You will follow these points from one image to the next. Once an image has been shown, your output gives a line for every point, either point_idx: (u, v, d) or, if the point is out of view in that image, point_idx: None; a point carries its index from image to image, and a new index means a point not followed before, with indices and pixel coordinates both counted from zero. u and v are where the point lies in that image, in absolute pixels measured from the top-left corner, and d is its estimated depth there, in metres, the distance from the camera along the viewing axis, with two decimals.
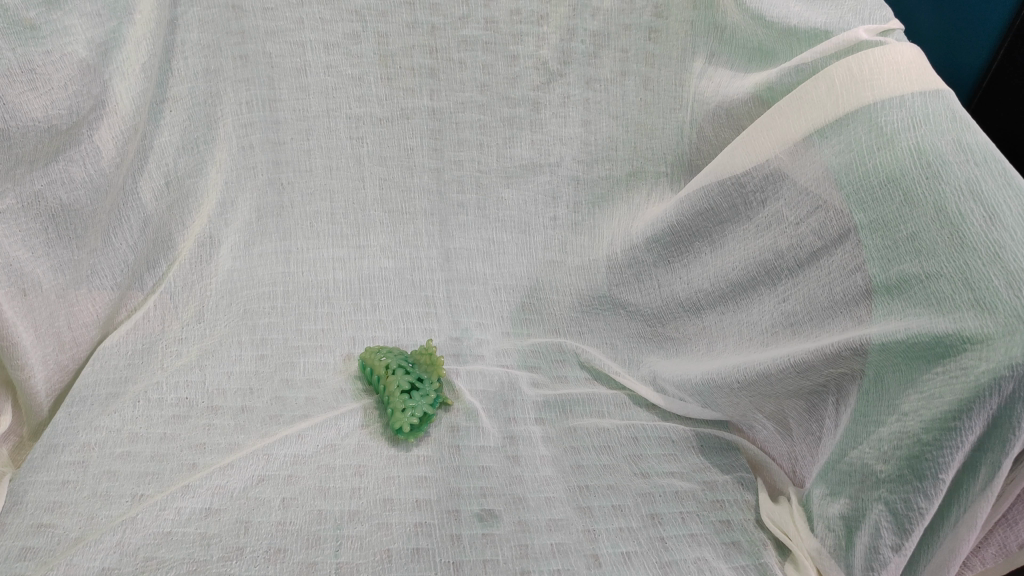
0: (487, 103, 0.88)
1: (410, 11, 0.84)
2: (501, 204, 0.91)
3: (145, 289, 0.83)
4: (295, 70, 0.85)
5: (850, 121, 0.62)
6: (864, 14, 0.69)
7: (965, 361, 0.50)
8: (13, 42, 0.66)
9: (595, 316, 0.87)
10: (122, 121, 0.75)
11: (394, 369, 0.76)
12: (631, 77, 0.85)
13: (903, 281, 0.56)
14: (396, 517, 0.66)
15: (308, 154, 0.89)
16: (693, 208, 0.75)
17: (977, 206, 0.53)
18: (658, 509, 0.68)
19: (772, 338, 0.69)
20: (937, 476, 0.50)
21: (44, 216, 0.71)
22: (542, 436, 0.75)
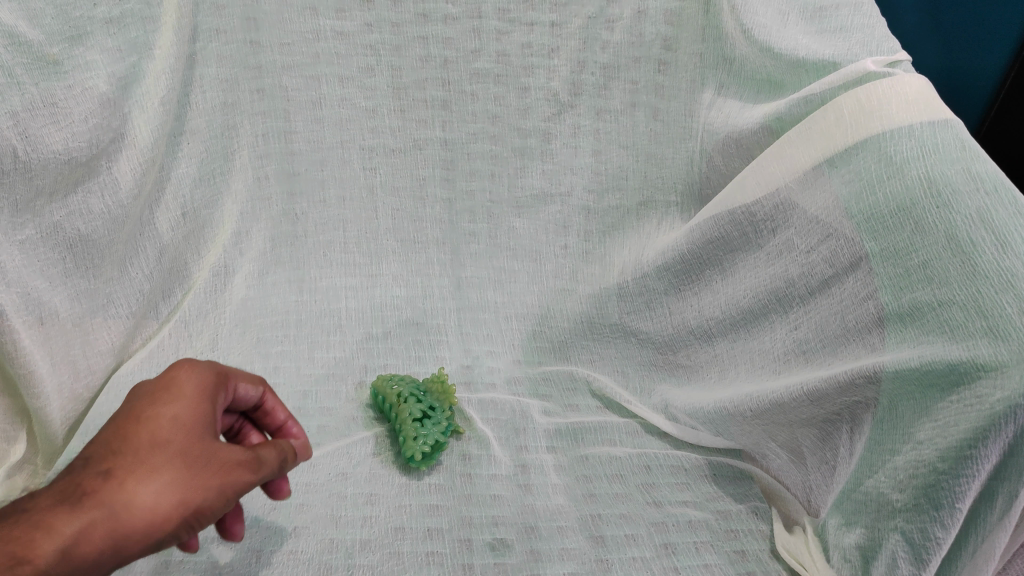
0: (499, 134, 0.89)
1: (424, 45, 0.85)
2: (512, 233, 0.92)
3: (160, 318, 0.83)
4: (310, 102, 0.87)
5: (859, 151, 0.63)
6: (872, 46, 0.71)
7: (980, 389, 0.49)
8: (37, 77, 0.69)
9: (605, 344, 0.87)
10: (141, 153, 0.76)
11: (399, 407, 0.75)
12: (641, 108, 0.86)
13: (916, 309, 0.56)
14: (407, 546, 0.65)
15: (322, 184, 0.90)
16: (704, 237, 0.75)
17: (989, 234, 0.53)
18: (672, 538, 0.67)
19: (784, 365, 0.69)
20: (954, 505, 0.50)
21: (62, 246, 0.72)
22: (554, 464, 0.75)
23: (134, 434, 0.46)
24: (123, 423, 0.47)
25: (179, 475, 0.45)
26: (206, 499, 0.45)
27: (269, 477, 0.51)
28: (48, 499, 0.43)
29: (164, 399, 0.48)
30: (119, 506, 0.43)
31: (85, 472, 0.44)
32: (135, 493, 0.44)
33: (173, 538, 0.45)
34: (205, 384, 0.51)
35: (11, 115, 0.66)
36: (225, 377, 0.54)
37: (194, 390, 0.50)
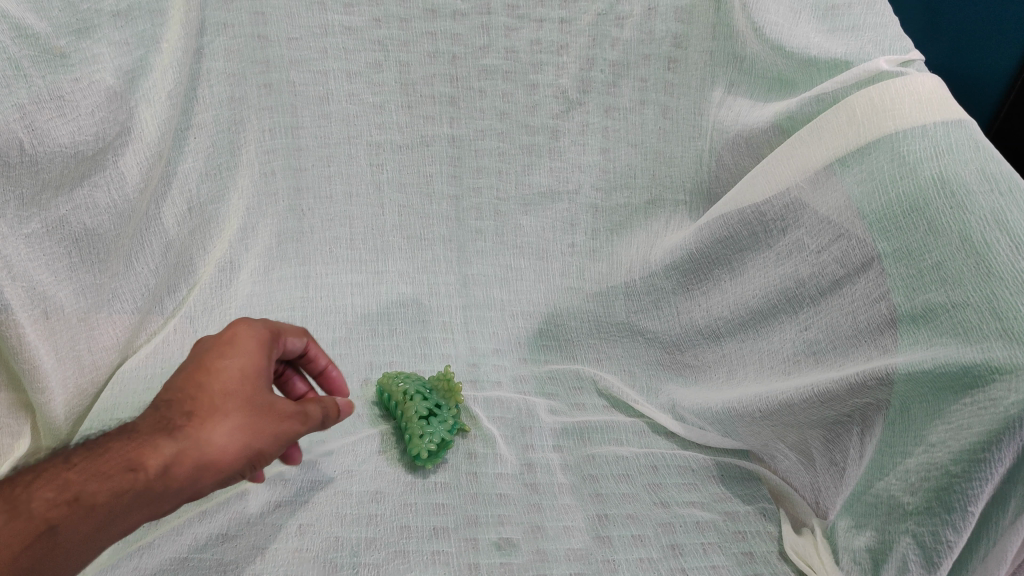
0: (507, 131, 0.89)
1: (432, 41, 0.85)
2: (519, 230, 0.92)
3: (165, 313, 0.83)
4: (317, 98, 0.86)
5: (871, 150, 0.62)
6: (885, 45, 0.70)
7: (994, 392, 0.49)
8: (44, 70, 0.68)
9: (611, 343, 0.87)
10: (147, 148, 0.76)
11: (404, 406, 0.75)
12: (650, 106, 0.86)
13: (929, 310, 0.56)
14: (413, 544, 0.65)
15: (328, 180, 0.90)
16: (713, 236, 0.75)
17: (1004, 236, 0.52)
18: (679, 539, 0.67)
19: (793, 366, 0.69)
20: (966, 509, 0.49)
21: (67, 240, 0.72)
22: (561, 463, 0.75)
23: (209, 377, 0.51)
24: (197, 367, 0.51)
25: (248, 417, 0.50)
26: (264, 444, 0.50)
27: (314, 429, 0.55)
28: (144, 426, 0.49)
29: (232, 349, 0.53)
30: (197, 442, 0.48)
31: (170, 408, 0.50)
32: (209, 432, 0.48)
33: (235, 476, 0.50)
34: (261, 337, 0.55)
35: (19, 108, 0.66)
36: (276, 332, 0.58)
37: (252, 343, 0.54)
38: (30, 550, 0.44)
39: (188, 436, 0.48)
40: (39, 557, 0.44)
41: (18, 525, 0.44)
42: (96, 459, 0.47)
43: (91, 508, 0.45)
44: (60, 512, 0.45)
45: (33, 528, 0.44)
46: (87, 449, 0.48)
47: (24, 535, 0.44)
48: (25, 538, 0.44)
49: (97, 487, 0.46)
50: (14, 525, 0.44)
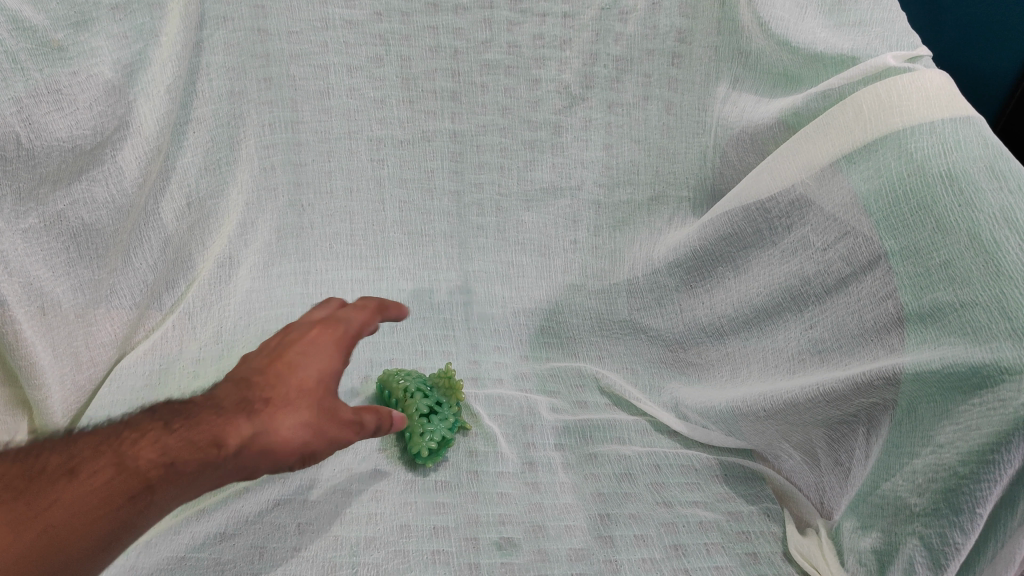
0: (509, 126, 0.88)
1: (433, 35, 0.84)
2: (521, 227, 0.91)
3: (164, 309, 0.83)
4: (318, 92, 0.85)
5: (879, 147, 0.61)
6: (892, 40, 0.69)
7: (1003, 393, 0.48)
8: (41, 63, 0.68)
9: (614, 340, 0.87)
10: (146, 142, 0.75)
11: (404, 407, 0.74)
12: (653, 101, 0.85)
13: (937, 309, 0.55)
14: (413, 544, 0.64)
15: (328, 175, 0.89)
16: (717, 234, 0.75)
17: (1013, 234, 0.52)
18: (681, 539, 0.66)
19: (799, 365, 0.68)
20: (974, 510, 0.49)
21: (65, 236, 0.71)
22: (563, 462, 0.74)
23: (290, 371, 0.55)
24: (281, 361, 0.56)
25: (315, 416, 0.53)
26: (323, 443, 0.52)
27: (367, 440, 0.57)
28: (228, 404, 0.53)
29: (314, 347, 0.57)
30: (268, 429, 0.51)
31: (255, 393, 0.53)
32: (280, 422, 0.51)
33: (287, 468, 0.52)
34: (342, 341, 0.59)
35: (15, 101, 0.65)
36: (356, 331, 0.61)
37: (335, 345, 0.58)
38: (126, 504, 0.46)
39: (265, 421, 0.51)
40: (129, 514, 0.46)
41: (120, 478, 0.47)
42: (190, 427, 0.50)
43: (181, 472, 0.48)
44: (155, 471, 0.48)
45: (133, 483, 0.47)
46: (181, 418, 0.52)
47: (124, 488, 0.46)
48: (124, 492, 0.46)
49: (188, 452, 0.49)
50: (117, 478, 0.47)
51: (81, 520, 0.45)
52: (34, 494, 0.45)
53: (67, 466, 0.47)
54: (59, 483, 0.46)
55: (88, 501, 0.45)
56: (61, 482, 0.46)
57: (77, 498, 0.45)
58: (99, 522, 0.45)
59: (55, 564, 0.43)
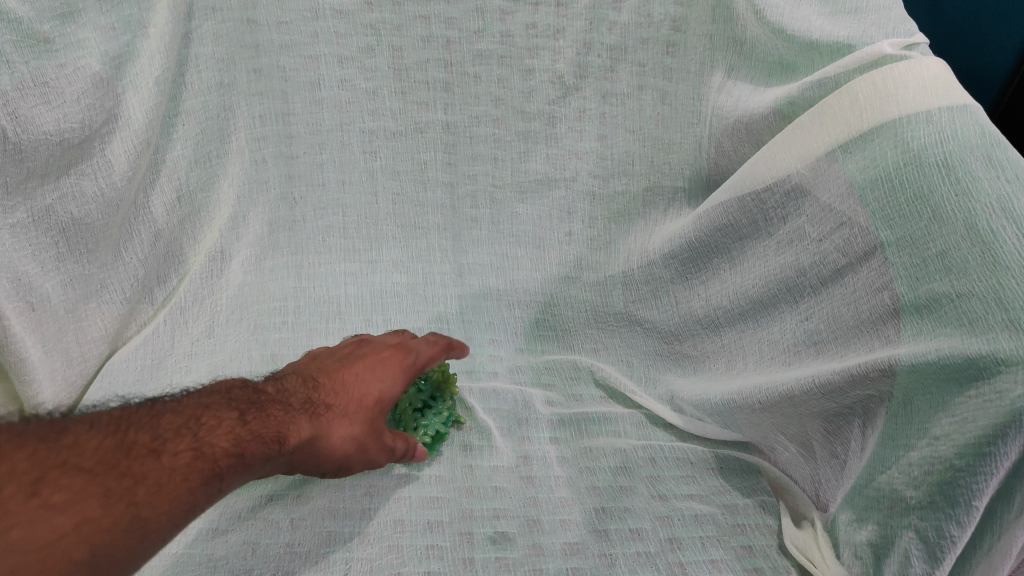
0: (502, 117, 0.87)
1: (425, 25, 0.83)
2: (515, 218, 0.90)
3: (155, 303, 0.82)
4: (309, 83, 0.85)
5: (874, 136, 0.61)
6: (888, 28, 0.68)
7: (1000, 384, 0.48)
8: (28, 56, 0.67)
9: (609, 333, 0.87)
10: (135, 135, 0.74)
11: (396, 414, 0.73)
12: (648, 91, 0.84)
13: (933, 300, 0.54)
14: (407, 539, 0.64)
15: (321, 168, 0.88)
16: (712, 225, 0.74)
17: (1010, 224, 0.51)
18: (677, 532, 0.66)
19: (794, 357, 0.68)
20: (970, 503, 0.48)
21: (54, 231, 0.71)
22: (557, 456, 0.74)
23: (350, 385, 0.62)
24: (346, 373, 0.64)
25: (365, 434, 0.61)
26: (359, 458, 0.61)
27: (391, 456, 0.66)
28: (296, 402, 0.58)
29: (383, 369, 0.65)
30: (326, 435, 0.58)
31: (317, 396, 0.60)
32: (336, 432, 0.59)
33: (319, 471, 0.60)
34: (406, 370, 0.67)
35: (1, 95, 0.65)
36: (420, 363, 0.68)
37: (398, 371, 0.66)
38: (200, 488, 0.47)
39: (323, 427, 0.58)
40: (200, 498, 0.47)
41: (196, 462, 0.48)
42: (261, 419, 0.53)
43: (248, 463, 0.50)
44: (226, 460, 0.49)
45: (208, 468, 0.48)
46: (253, 408, 0.54)
47: (200, 472, 0.48)
48: (200, 475, 0.48)
49: (257, 443, 0.51)
50: (194, 462, 0.48)
51: (161, 500, 0.45)
52: (123, 470, 0.46)
53: (151, 445, 0.48)
54: (144, 462, 0.47)
55: (168, 483, 0.46)
56: (145, 461, 0.47)
57: (163, 476, 0.46)
58: (174, 505, 0.46)
59: (133, 542, 0.44)
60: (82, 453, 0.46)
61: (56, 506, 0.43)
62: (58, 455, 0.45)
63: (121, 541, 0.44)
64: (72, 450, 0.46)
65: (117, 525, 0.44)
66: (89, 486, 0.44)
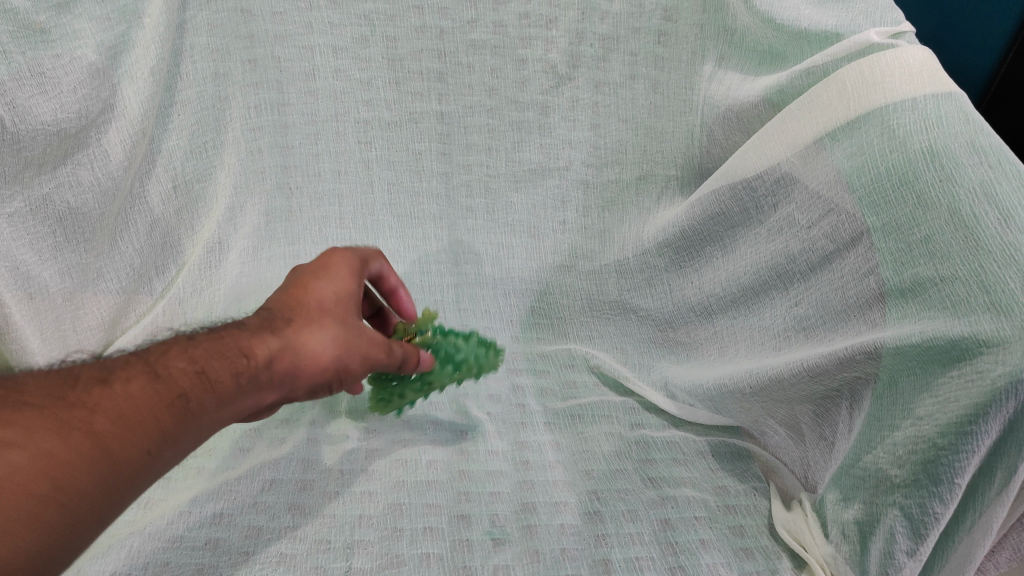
0: (496, 107, 0.88)
1: (418, 15, 0.83)
2: (510, 207, 0.91)
3: (154, 293, 0.82)
4: (303, 74, 0.85)
5: (861, 124, 0.62)
6: (875, 17, 0.68)
7: (981, 364, 0.49)
8: (24, 46, 0.69)
9: (605, 321, 0.88)
10: (131, 125, 0.75)
11: (372, 379, 0.66)
12: (640, 80, 0.85)
13: (917, 284, 0.56)
14: (405, 521, 0.65)
15: (316, 158, 0.89)
16: (705, 213, 0.76)
17: (992, 208, 0.52)
18: (669, 515, 0.67)
19: (784, 342, 0.69)
20: (952, 481, 0.50)
21: (51, 219, 0.73)
22: (552, 442, 0.75)
23: (305, 291, 0.53)
24: (298, 279, 0.55)
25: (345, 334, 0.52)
26: (350, 360, 0.53)
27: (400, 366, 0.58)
28: (252, 323, 0.51)
29: (332, 267, 0.56)
30: (298, 345, 0.50)
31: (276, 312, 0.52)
32: (308, 340, 0.50)
33: (321, 385, 0.52)
34: (354, 265, 0.58)
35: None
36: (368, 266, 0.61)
37: (343, 265, 0.57)
38: (166, 411, 0.44)
39: (292, 338, 0.50)
40: (170, 424, 0.45)
41: (154, 386, 0.45)
42: (218, 342, 0.48)
43: (216, 384, 0.47)
44: (187, 383, 0.46)
45: (170, 392, 0.45)
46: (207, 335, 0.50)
47: (163, 396, 0.45)
48: (164, 399, 0.45)
49: (220, 367, 0.47)
50: (152, 387, 0.45)
51: (122, 430, 0.43)
52: (75, 401, 0.43)
53: (102, 377, 0.45)
54: (99, 392, 0.44)
55: (128, 411, 0.44)
56: (100, 391, 0.44)
57: (120, 403, 0.44)
58: (143, 432, 0.44)
59: (102, 473, 0.42)
60: (30, 392, 0.44)
61: (9, 442, 0.40)
62: (7, 399, 0.43)
63: (92, 473, 0.42)
64: (20, 392, 0.44)
65: (83, 457, 0.41)
66: (43, 420, 0.42)
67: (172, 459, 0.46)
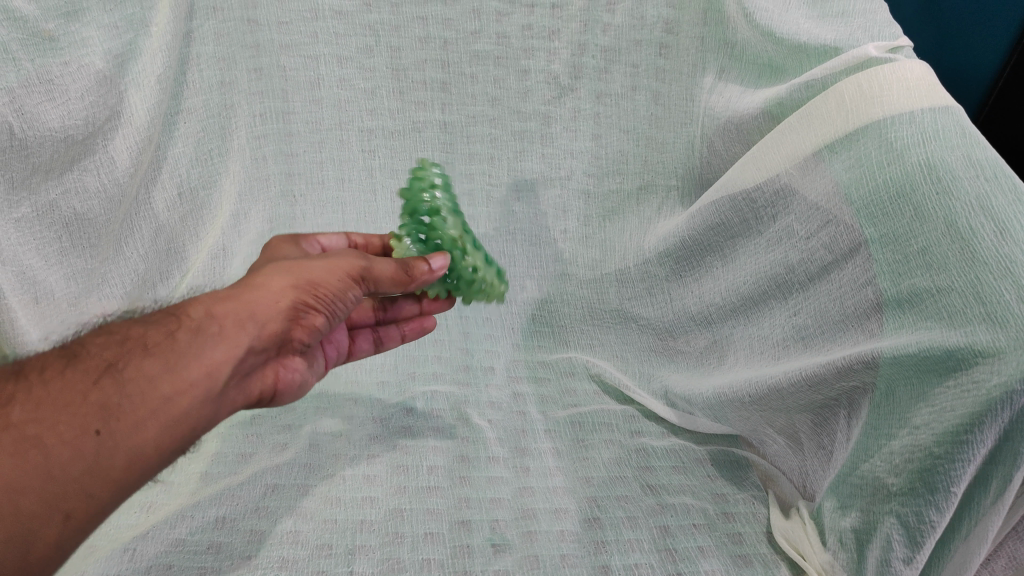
0: (498, 117, 0.89)
1: (423, 26, 0.84)
2: (512, 216, 0.92)
3: (159, 299, 0.81)
4: (308, 83, 0.86)
5: (859, 137, 0.62)
6: (874, 31, 0.69)
7: (977, 375, 0.50)
8: (33, 53, 0.70)
9: (605, 329, 0.88)
10: (138, 132, 0.76)
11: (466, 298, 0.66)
12: (641, 92, 0.86)
13: (915, 295, 0.56)
14: (406, 526, 0.66)
15: (319, 166, 0.89)
16: (705, 223, 0.77)
17: (989, 221, 0.53)
18: (668, 521, 0.68)
19: (783, 351, 0.70)
20: (949, 489, 0.50)
21: (58, 225, 0.74)
22: (552, 449, 0.76)
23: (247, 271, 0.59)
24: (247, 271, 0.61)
25: (280, 269, 0.56)
26: (312, 275, 0.55)
27: (399, 273, 0.58)
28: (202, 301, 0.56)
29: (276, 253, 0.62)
30: (237, 293, 0.54)
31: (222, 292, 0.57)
32: (247, 287, 0.54)
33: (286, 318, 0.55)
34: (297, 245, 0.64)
35: (8, 91, 0.68)
36: (305, 236, 0.67)
37: (284, 248, 0.63)
38: (97, 384, 0.48)
39: (229, 291, 0.54)
40: (111, 398, 0.47)
41: (85, 370, 0.49)
42: (162, 317, 0.53)
43: (148, 349, 0.50)
44: (112, 358, 0.49)
45: (100, 369, 0.48)
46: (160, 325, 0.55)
47: (91, 376, 0.48)
48: (91, 376, 0.48)
49: (158, 335, 0.51)
50: (84, 371, 0.48)
51: (53, 416, 0.46)
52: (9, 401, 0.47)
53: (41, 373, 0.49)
54: (26, 390, 0.47)
55: (57, 399, 0.47)
56: (25, 387, 0.47)
57: (48, 392, 0.47)
58: (82, 413, 0.46)
59: (43, 459, 0.45)
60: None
61: None
62: None
63: (31, 462, 0.44)
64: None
65: (16, 451, 0.44)
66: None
67: (128, 430, 0.47)
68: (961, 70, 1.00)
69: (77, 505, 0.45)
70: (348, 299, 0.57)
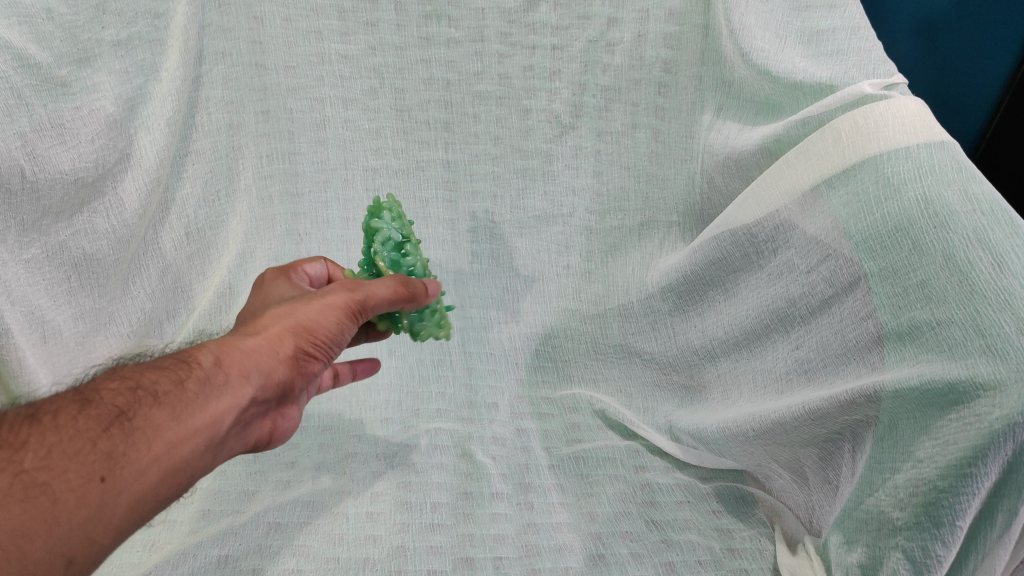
0: (500, 155, 0.90)
1: (426, 68, 0.86)
2: (514, 253, 0.93)
3: (164, 338, 0.83)
4: (314, 124, 0.88)
5: (857, 172, 0.63)
6: (868, 69, 0.70)
7: (979, 408, 0.50)
8: (45, 98, 0.71)
9: (607, 364, 0.89)
10: (146, 174, 0.78)
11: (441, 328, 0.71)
12: (642, 129, 0.88)
13: (915, 327, 0.57)
14: (409, 564, 0.66)
15: (324, 205, 0.91)
16: (706, 258, 0.77)
17: (987, 254, 0.53)
18: (671, 557, 0.67)
19: (786, 385, 0.70)
20: (955, 523, 0.50)
21: (66, 266, 0.75)
22: (556, 486, 0.75)
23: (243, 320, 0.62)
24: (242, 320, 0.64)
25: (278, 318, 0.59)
26: (309, 319, 0.59)
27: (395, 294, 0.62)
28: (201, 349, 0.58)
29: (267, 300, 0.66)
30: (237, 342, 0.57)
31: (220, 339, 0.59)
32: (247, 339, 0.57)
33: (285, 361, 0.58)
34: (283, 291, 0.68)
35: (21, 136, 0.69)
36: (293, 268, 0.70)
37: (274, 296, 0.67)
38: (108, 430, 0.48)
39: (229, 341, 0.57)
40: (118, 446, 0.48)
41: (91, 413, 0.49)
42: (166, 360, 0.54)
43: (158, 398, 0.51)
44: (122, 403, 0.50)
45: (110, 415, 0.49)
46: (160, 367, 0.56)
47: (100, 420, 0.48)
48: (100, 422, 0.48)
49: (163, 381, 0.52)
50: (91, 414, 0.48)
51: (63, 462, 0.45)
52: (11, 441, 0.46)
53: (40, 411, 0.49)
54: (36, 435, 0.46)
55: (67, 445, 0.46)
56: (35, 434, 0.46)
57: (57, 438, 0.47)
58: (91, 461, 0.46)
59: (50, 506, 0.44)
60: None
61: None
62: None
63: (38, 509, 0.44)
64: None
65: (23, 497, 0.43)
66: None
67: (130, 481, 0.47)
68: (960, 100, 1.02)
69: (79, 551, 0.45)
70: (344, 336, 0.62)
